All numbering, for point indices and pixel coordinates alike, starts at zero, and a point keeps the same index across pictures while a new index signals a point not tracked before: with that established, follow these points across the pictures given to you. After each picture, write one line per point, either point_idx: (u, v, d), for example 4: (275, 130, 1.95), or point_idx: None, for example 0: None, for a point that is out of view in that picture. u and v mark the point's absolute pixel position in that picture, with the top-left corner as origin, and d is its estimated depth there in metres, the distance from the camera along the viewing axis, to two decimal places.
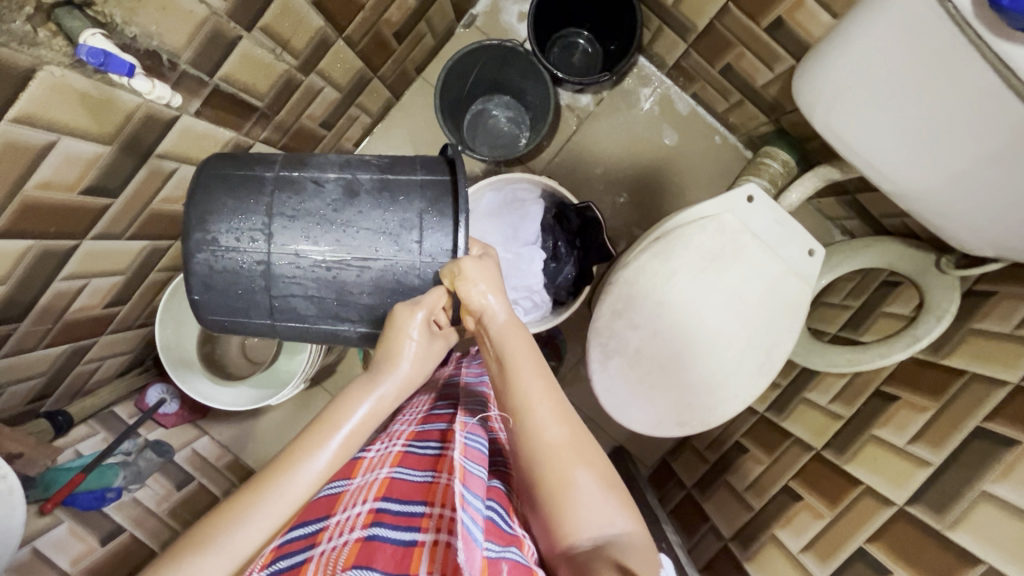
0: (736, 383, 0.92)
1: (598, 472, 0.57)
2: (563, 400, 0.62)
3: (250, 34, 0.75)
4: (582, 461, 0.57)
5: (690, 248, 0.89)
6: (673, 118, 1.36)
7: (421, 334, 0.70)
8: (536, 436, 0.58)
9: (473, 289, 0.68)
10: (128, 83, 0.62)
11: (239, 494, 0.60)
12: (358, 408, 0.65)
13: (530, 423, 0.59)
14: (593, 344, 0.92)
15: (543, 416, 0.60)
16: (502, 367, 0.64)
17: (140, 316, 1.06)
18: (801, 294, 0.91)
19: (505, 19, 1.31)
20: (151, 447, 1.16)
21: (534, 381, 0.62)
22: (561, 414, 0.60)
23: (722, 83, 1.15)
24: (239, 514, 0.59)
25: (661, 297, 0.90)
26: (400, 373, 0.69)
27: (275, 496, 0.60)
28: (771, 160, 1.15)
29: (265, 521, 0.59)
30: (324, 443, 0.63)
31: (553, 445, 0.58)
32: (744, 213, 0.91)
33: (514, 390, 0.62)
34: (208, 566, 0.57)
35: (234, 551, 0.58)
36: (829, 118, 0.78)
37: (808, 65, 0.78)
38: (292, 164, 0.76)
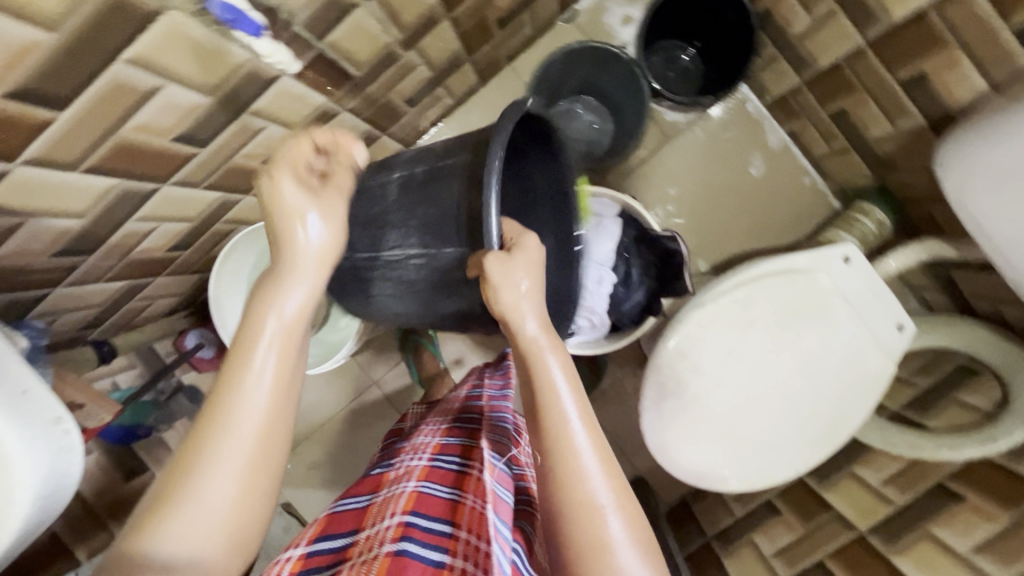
0: (788, 449, 0.87)
1: (625, 509, 0.53)
2: (596, 425, 0.57)
3: (365, 4, 0.72)
4: (610, 496, 0.53)
5: (764, 301, 0.85)
6: (761, 147, 1.28)
7: (310, 203, 0.59)
8: (574, 471, 0.53)
9: (512, 275, 0.60)
10: (251, 43, 0.63)
11: (190, 437, 0.52)
12: (288, 297, 0.56)
13: (567, 459, 0.53)
14: (648, 379, 0.87)
15: (584, 452, 0.54)
16: (536, 386, 0.58)
17: (199, 261, 1.05)
18: (876, 369, 0.85)
19: (608, 21, 1.25)
20: (184, 391, 1.15)
21: (573, 408, 0.56)
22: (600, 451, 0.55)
23: (830, 128, 1.08)
24: (197, 464, 0.51)
25: (723, 349, 0.86)
26: (310, 256, 0.58)
27: (223, 428, 0.52)
28: (864, 217, 1.08)
29: (233, 464, 0.51)
30: (251, 355, 0.54)
31: (588, 485, 0.52)
32: (836, 274, 0.85)
33: (544, 407, 0.56)
34: (185, 523, 0.49)
35: (208, 503, 0.50)
36: (974, 199, 0.70)
37: (967, 134, 0.69)
38: (374, 170, 0.81)
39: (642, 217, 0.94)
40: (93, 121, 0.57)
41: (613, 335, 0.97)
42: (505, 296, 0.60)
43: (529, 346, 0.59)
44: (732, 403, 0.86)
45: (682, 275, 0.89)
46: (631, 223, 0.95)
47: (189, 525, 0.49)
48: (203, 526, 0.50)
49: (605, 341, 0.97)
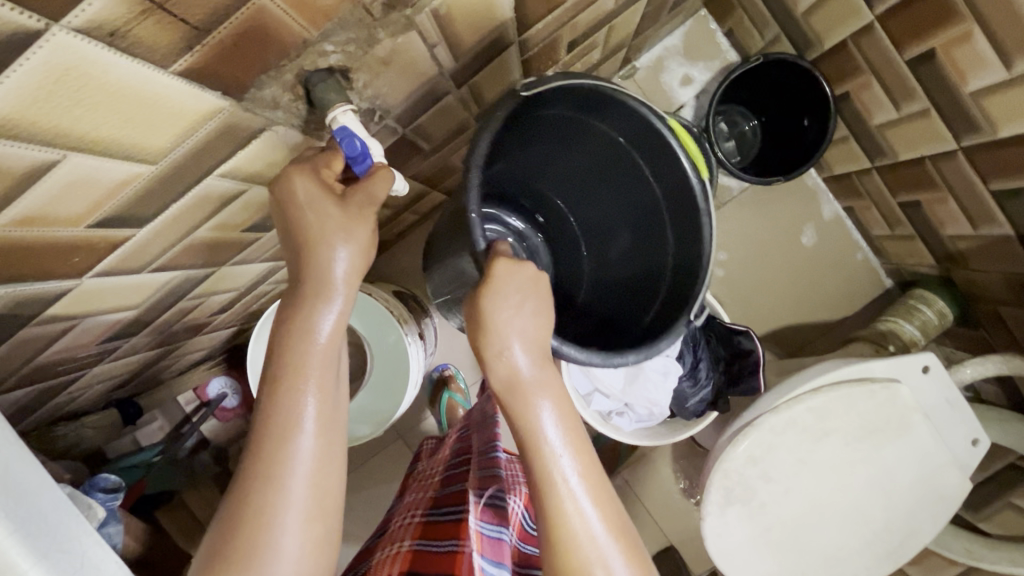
0: (854, 562, 0.84)
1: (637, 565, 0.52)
2: (602, 477, 0.54)
3: (457, 91, 0.66)
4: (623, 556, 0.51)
5: (842, 411, 0.81)
6: (812, 217, 1.21)
7: (336, 216, 0.48)
8: (574, 535, 0.50)
9: (499, 309, 0.54)
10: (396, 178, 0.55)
11: (236, 493, 0.46)
12: (322, 316, 0.48)
13: (568, 528, 0.50)
14: (714, 484, 0.83)
15: (591, 514, 0.51)
16: (524, 443, 0.53)
17: (235, 319, 0.99)
18: (951, 487, 0.82)
19: (667, 79, 1.21)
20: (208, 450, 1.14)
21: (568, 461, 0.53)
22: (599, 503, 0.52)
23: (898, 214, 1.05)
24: (245, 520, 0.44)
25: (794, 457, 0.82)
26: (335, 273, 0.48)
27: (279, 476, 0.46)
28: (925, 307, 1.06)
29: (294, 514, 0.45)
30: (303, 384, 0.47)
31: (595, 548, 0.50)
32: (915, 387, 0.82)
33: (537, 476, 0.52)
34: None
35: (280, 556, 0.44)
36: None
37: None
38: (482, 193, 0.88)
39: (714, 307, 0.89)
40: (172, 229, 0.51)
41: (676, 428, 0.92)
42: (492, 324, 0.54)
43: (514, 392, 0.54)
44: (797, 513, 0.83)
45: (756, 374, 0.86)
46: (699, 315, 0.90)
47: None
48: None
49: (665, 431, 0.93)
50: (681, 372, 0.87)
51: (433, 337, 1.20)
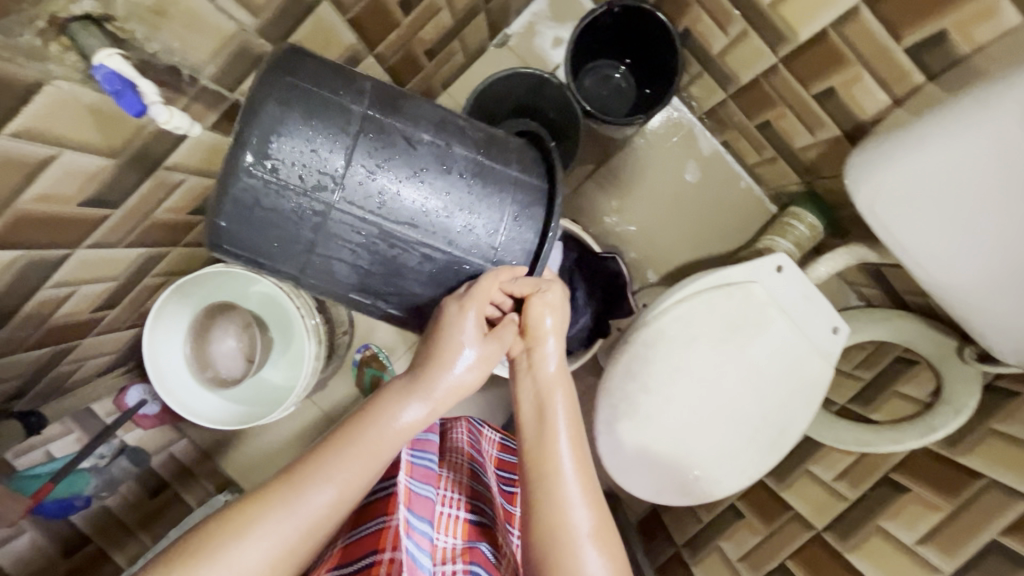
0: (742, 459, 0.89)
1: (610, 560, 0.59)
2: (594, 482, 0.63)
3: (278, 51, 0.70)
4: (602, 546, 0.59)
5: (705, 316, 0.87)
6: (692, 154, 1.28)
7: (475, 337, 0.64)
8: (572, 536, 0.59)
9: (541, 346, 0.67)
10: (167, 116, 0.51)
11: (254, 497, 0.56)
12: (406, 409, 0.61)
13: (560, 504, 0.60)
14: (601, 402, 0.89)
15: (579, 503, 0.61)
16: (545, 431, 0.64)
17: (131, 317, 1.00)
18: (816, 373, 0.88)
19: (539, 43, 1.26)
20: (127, 454, 1.14)
21: (575, 486, 0.61)
22: (599, 537, 0.60)
23: (759, 139, 1.12)
24: (254, 515, 0.54)
25: (669, 365, 0.87)
26: (445, 385, 0.62)
27: (297, 500, 0.55)
28: (796, 222, 1.11)
29: (293, 523, 0.55)
30: (349, 445, 0.58)
31: (577, 529, 0.59)
32: (769, 284, 0.87)
33: (548, 461, 0.62)
34: (241, 558, 0.52)
35: (251, 557, 0.53)
36: (873, 203, 0.73)
37: (864, 152, 0.73)
38: (380, 99, 0.67)
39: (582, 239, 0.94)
40: None
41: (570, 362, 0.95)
42: (534, 327, 0.67)
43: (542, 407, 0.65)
44: (681, 421, 0.87)
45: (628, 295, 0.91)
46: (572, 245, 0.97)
47: (244, 560, 0.53)
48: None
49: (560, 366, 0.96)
50: None
51: (345, 317, 1.22)
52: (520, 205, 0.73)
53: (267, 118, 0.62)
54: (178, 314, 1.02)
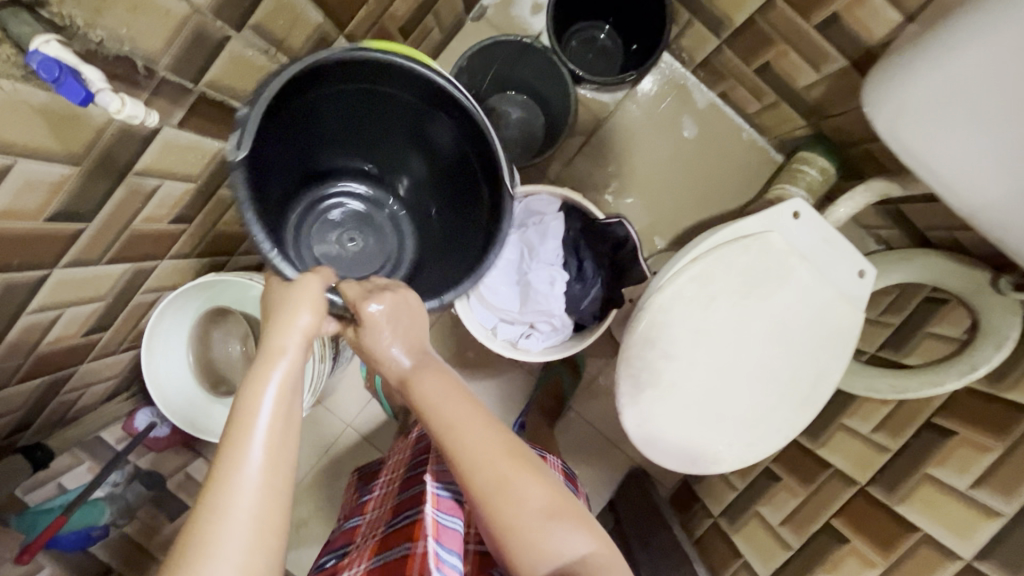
0: (774, 418, 0.85)
1: (544, 489, 0.54)
2: (491, 418, 0.57)
3: (239, 34, 0.66)
4: (523, 478, 0.54)
5: (722, 271, 0.82)
6: (688, 111, 1.23)
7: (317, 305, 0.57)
8: (484, 485, 0.53)
9: (380, 338, 0.63)
10: (124, 108, 0.50)
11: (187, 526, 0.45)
12: (273, 375, 0.52)
13: (462, 459, 0.54)
14: (621, 375, 0.84)
15: (478, 449, 0.54)
16: (416, 400, 0.58)
17: (126, 338, 0.96)
18: (845, 321, 0.83)
19: (517, 12, 1.20)
20: (141, 478, 1.11)
21: (470, 432, 0.55)
22: (513, 469, 0.54)
23: (758, 84, 1.06)
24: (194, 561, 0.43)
25: (690, 329, 0.82)
26: (293, 346, 0.54)
27: (223, 513, 0.45)
28: (807, 167, 1.06)
29: (237, 547, 0.44)
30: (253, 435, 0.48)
31: (485, 472, 0.53)
32: (786, 232, 0.82)
33: (435, 425, 0.56)
34: None
35: None
36: (895, 119, 0.69)
37: (886, 64, 0.68)
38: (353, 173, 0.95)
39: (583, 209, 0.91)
40: None
41: (584, 339, 0.91)
42: (365, 316, 0.62)
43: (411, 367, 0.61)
44: (705, 386, 0.83)
45: (637, 259, 0.86)
46: (577, 215, 0.93)
47: None
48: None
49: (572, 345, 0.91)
50: (565, 277, 0.91)
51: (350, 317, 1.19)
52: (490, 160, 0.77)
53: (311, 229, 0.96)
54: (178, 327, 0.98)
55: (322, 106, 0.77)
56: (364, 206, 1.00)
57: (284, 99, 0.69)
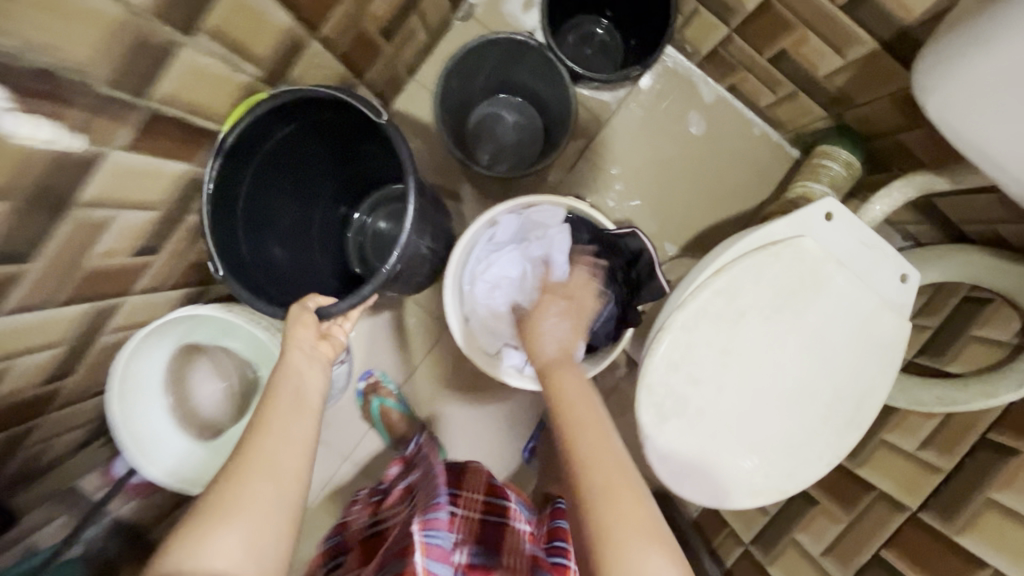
0: (816, 443, 0.76)
1: (637, 514, 0.54)
2: (607, 430, 0.60)
3: (192, 40, 0.57)
4: (625, 485, 0.56)
5: (752, 284, 0.73)
6: (696, 106, 1.15)
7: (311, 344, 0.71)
8: (603, 474, 0.56)
9: (545, 342, 0.68)
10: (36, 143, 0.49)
11: (200, 506, 0.55)
12: (299, 362, 0.69)
13: (580, 441, 0.58)
14: (643, 404, 0.75)
15: (592, 441, 0.58)
16: (563, 403, 0.62)
17: (95, 383, 0.88)
18: (889, 332, 0.75)
19: (508, 9, 1.12)
20: (117, 531, 1.03)
21: (597, 433, 0.59)
22: (618, 475, 0.57)
23: (774, 72, 0.98)
24: (216, 522, 0.54)
25: (717, 349, 0.74)
26: (296, 366, 0.69)
27: (256, 480, 0.57)
28: (830, 161, 0.97)
29: (241, 525, 0.54)
30: (268, 433, 0.61)
31: (614, 459, 0.57)
32: (819, 236, 0.74)
33: (569, 419, 0.61)
34: (220, 542, 0.53)
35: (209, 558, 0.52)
36: (951, 100, 0.61)
37: (941, 37, 0.60)
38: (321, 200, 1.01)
39: (595, 219, 0.85)
40: None
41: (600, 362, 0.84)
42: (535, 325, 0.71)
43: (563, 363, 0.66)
44: (735, 411, 0.75)
45: (655, 274, 0.82)
46: (585, 224, 0.85)
47: (223, 546, 0.53)
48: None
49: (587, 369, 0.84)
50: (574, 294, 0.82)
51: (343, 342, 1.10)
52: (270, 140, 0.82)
53: (323, 249, 1.03)
54: (137, 383, 0.87)
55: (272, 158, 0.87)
56: (387, 215, 1.10)
57: (282, 180, 0.91)
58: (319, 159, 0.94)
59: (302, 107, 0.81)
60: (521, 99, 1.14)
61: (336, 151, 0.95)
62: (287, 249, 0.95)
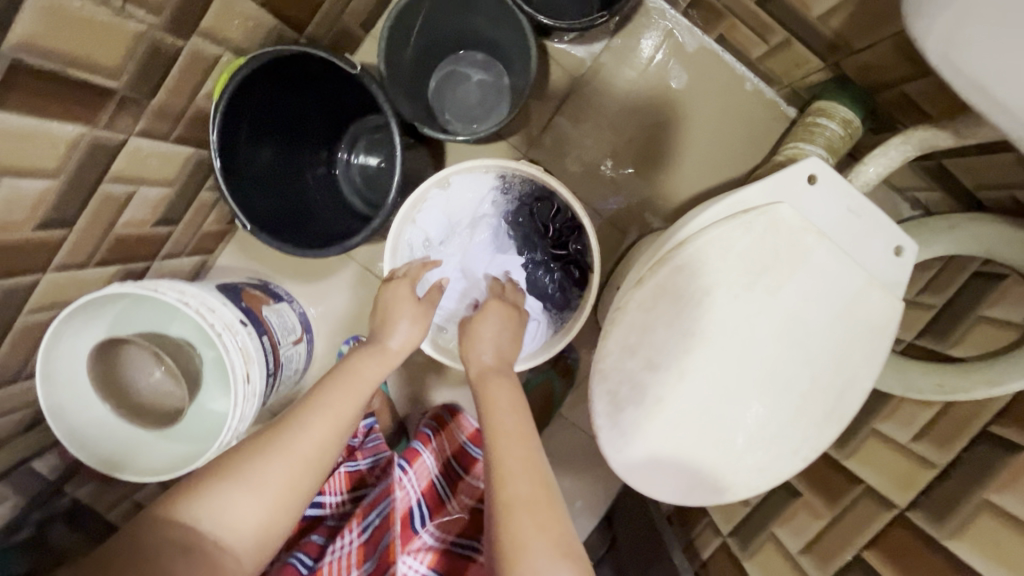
0: (792, 436, 0.68)
1: (547, 534, 0.57)
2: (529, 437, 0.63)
3: None
4: (531, 499, 0.59)
5: (719, 259, 0.64)
6: (680, 59, 1.04)
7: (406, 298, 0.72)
8: (504, 468, 0.60)
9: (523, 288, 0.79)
10: None
11: (272, 435, 0.61)
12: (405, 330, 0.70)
13: (500, 441, 0.62)
14: (596, 390, 0.68)
15: (512, 443, 0.62)
16: (494, 411, 0.65)
17: (28, 365, 0.83)
18: (878, 314, 0.65)
19: None
20: (65, 517, 0.99)
21: (518, 436, 0.63)
22: (526, 487, 0.59)
23: (762, 17, 0.87)
24: (287, 441, 0.60)
25: (679, 332, 0.66)
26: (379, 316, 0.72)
27: (302, 436, 0.61)
28: (826, 120, 0.86)
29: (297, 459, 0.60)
30: (351, 395, 0.65)
31: (533, 461, 0.61)
32: (801, 203, 0.64)
33: (492, 423, 0.64)
34: (283, 469, 0.59)
35: (282, 457, 0.59)
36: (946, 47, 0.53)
37: None
38: (308, 150, 0.96)
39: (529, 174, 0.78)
40: None
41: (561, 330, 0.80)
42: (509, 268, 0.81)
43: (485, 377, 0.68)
44: (698, 401, 0.67)
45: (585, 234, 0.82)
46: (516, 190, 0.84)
47: (285, 472, 0.59)
48: (208, 534, 0.55)
49: (557, 338, 0.79)
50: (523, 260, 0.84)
51: (297, 321, 1.04)
52: (246, 89, 0.79)
53: (319, 190, 0.98)
54: (82, 368, 0.84)
55: (263, 116, 0.86)
56: (371, 149, 1.02)
57: (270, 137, 0.89)
58: (309, 105, 0.91)
59: (281, 64, 0.80)
60: (486, 59, 1.04)
61: (321, 97, 0.91)
62: (294, 200, 0.94)
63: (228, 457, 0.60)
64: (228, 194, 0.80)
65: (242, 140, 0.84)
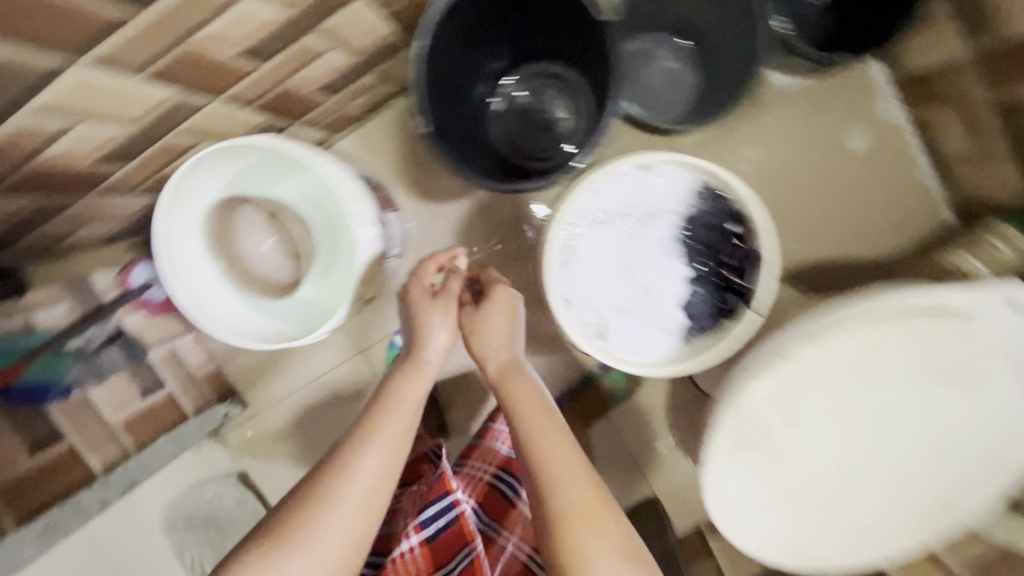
0: (881, 529, 0.70)
1: (615, 539, 0.63)
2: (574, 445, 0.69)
3: None
4: (594, 511, 0.64)
5: (898, 345, 0.64)
6: (871, 126, 1.02)
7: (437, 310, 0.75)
8: (547, 471, 0.66)
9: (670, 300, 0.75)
10: None
11: (321, 485, 0.65)
12: (435, 328, 0.74)
13: (534, 436, 0.69)
14: (722, 423, 0.66)
15: (545, 443, 0.68)
16: (518, 418, 0.71)
17: (145, 182, 0.79)
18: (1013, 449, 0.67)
19: None
20: (120, 343, 0.93)
21: (551, 440, 0.68)
22: (581, 496, 0.64)
23: (989, 119, 0.88)
24: (338, 485, 0.64)
25: (830, 398, 0.65)
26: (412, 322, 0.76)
27: (354, 474, 0.65)
28: (1001, 242, 0.84)
29: (356, 491, 0.65)
30: (388, 417, 0.69)
31: (570, 461, 0.67)
32: (997, 323, 0.64)
33: (530, 436, 0.69)
34: (344, 514, 0.64)
35: (342, 499, 0.64)
36: None
37: None
38: (485, 69, 0.95)
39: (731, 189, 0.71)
40: None
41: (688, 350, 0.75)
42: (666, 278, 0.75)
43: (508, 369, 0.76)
44: (815, 467, 0.67)
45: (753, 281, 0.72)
46: (712, 203, 0.74)
47: (346, 514, 0.64)
48: None
49: (689, 363, 0.72)
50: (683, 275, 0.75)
51: (398, 235, 1.01)
52: None
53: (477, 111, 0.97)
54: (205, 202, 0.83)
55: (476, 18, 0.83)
56: (540, 92, 1.00)
57: (468, 44, 0.87)
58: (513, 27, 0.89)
59: None
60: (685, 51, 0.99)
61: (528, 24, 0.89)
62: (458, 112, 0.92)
63: (285, 521, 0.63)
64: (419, 85, 0.77)
65: (450, 32, 0.81)
